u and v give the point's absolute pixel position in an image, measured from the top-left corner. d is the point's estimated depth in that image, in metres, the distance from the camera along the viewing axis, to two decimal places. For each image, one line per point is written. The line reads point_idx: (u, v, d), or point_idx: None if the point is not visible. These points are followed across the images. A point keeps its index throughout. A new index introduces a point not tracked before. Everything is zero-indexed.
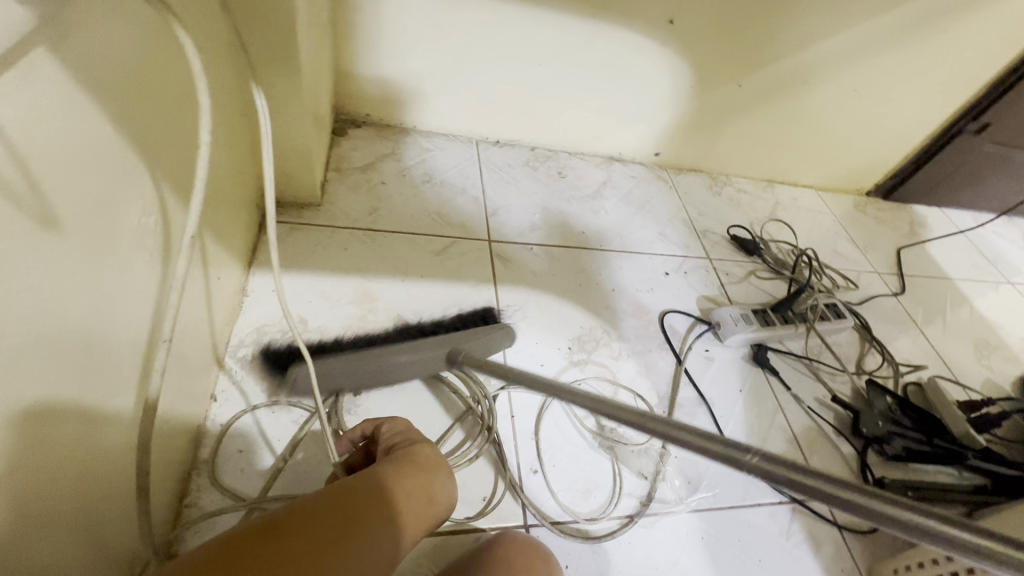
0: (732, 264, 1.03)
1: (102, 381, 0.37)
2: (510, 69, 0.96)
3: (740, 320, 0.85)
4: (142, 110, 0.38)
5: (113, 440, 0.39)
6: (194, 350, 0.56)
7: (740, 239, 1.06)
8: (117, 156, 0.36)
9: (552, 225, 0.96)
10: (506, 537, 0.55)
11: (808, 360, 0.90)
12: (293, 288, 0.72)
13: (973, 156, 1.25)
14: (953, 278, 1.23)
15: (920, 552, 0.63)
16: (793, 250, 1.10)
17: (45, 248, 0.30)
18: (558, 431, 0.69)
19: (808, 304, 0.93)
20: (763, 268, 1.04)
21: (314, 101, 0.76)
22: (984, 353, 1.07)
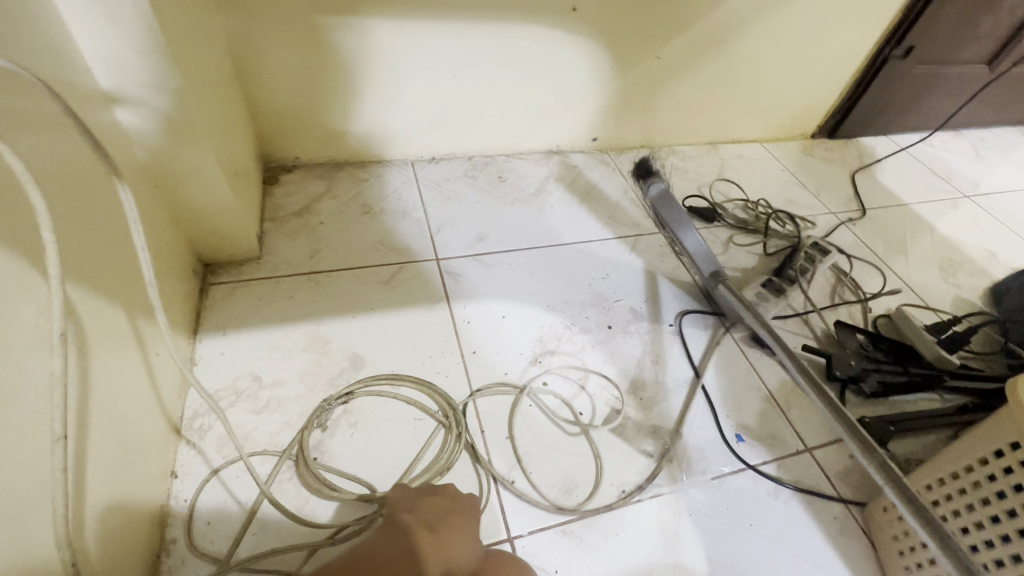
0: (709, 236, 1.03)
1: (31, 490, 0.37)
2: (428, 86, 0.95)
3: (758, 299, 0.86)
4: (17, 213, 0.37)
5: (52, 553, 0.38)
6: (142, 435, 0.55)
7: (699, 211, 1.05)
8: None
9: (525, 236, 0.95)
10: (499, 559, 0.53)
11: (808, 315, 0.91)
12: (241, 348, 0.71)
13: (905, 80, 1.26)
14: (909, 203, 1.23)
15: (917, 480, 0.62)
16: (747, 206, 1.12)
17: None
18: (534, 430, 0.70)
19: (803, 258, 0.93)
20: (736, 232, 1.04)
21: (230, 157, 0.76)
22: (950, 272, 1.07)
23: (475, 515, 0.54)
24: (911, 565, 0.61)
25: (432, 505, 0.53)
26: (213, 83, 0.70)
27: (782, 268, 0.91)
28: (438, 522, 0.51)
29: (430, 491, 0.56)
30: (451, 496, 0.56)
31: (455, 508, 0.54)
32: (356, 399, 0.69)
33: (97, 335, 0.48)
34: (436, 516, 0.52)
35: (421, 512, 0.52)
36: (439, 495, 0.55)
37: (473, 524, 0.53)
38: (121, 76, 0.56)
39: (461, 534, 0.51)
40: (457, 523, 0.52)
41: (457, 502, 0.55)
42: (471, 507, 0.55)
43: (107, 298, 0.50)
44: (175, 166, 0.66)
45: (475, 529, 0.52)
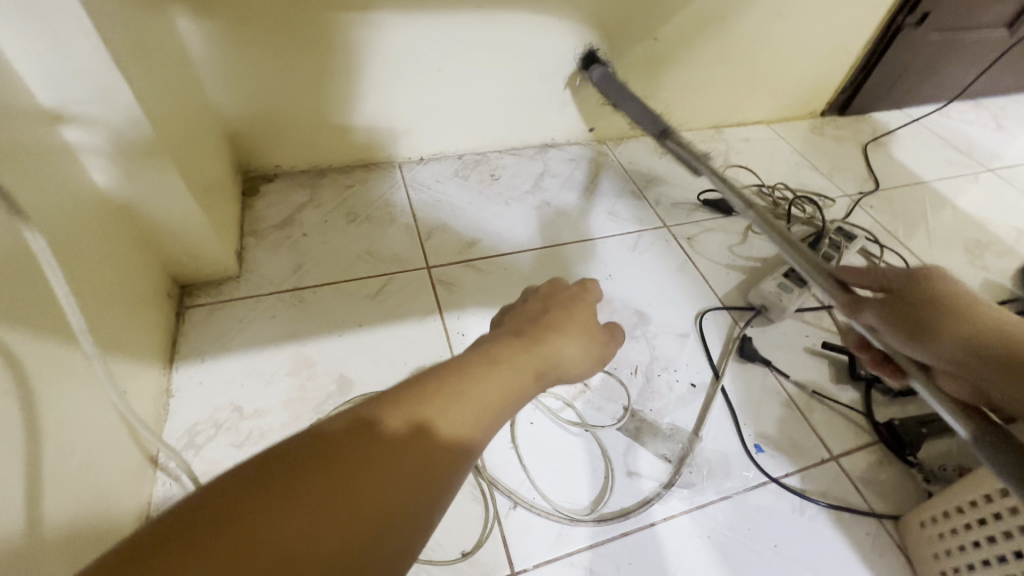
0: (727, 229, 0.96)
1: None
2: (412, 84, 0.90)
3: (781, 292, 0.78)
4: None
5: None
6: (109, 482, 0.51)
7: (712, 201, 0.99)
8: None
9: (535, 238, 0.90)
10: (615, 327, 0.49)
11: (836, 307, 0.84)
12: (220, 375, 0.67)
13: (920, 49, 1.18)
14: (929, 181, 1.16)
15: (933, 505, 0.58)
16: (762, 190, 1.06)
17: None
18: (540, 436, 0.66)
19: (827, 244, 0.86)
20: (756, 222, 0.98)
21: (198, 171, 0.70)
22: (977, 254, 1.00)
23: (583, 303, 0.47)
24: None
25: (527, 311, 0.46)
26: (173, 92, 0.65)
27: None
28: (540, 320, 0.44)
29: (523, 300, 0.49)
30: (547, 294, 0.48)
31: (552, 305, 0.47)
32: None
33: (45, 382, 0.43)
34: (540, 317, 0.44)
35: (514, 320, 0.44)
36: (544, 297, 0.47)
37: (580, 314, 0.46)
38: (62, 93, 0.51)
39: (571, 334, 0.44)
40: (562, 314, 0.45)
41: (552, 296, 0.48)
42: (578, 293, 0.48)
43: (55, 339, 0.45)
44: (137, 185, 0.61)
45: (591, 320, 0.46)
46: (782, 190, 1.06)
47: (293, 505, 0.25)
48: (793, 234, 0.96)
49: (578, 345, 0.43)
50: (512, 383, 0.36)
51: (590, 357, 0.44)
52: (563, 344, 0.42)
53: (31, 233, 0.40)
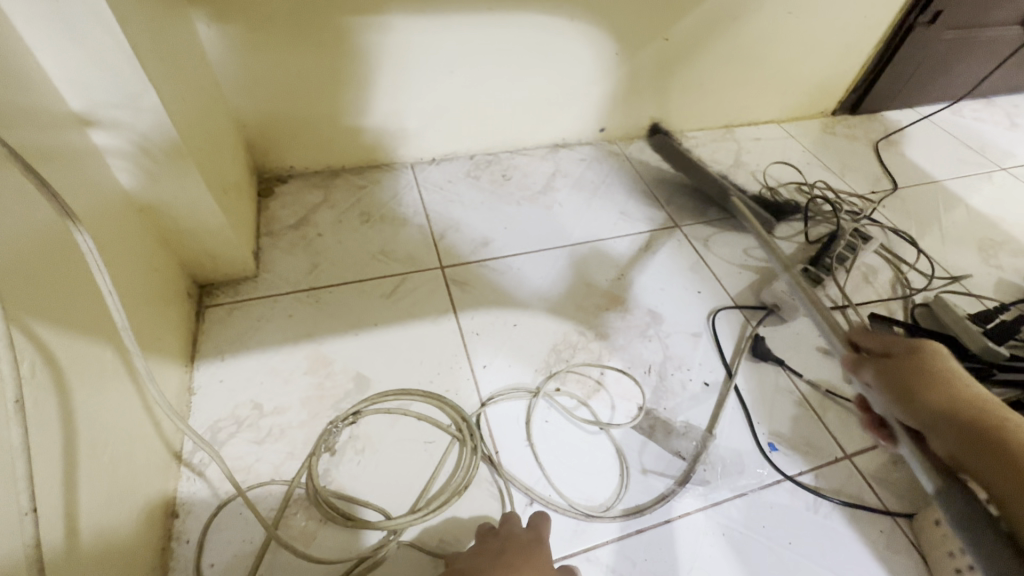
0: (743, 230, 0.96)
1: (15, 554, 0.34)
2: (425, 85, 0.90)
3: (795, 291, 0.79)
4: None
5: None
6: (136, 478, 0.52)
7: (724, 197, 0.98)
8: None
9: (547, 237, 0.91)
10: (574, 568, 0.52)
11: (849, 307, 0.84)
12: (240, 374, 0.68)
13: (932, 47, 1.18)
14: (941, 180, 1.15)
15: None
16: (801, 188, 1.06)
17: None
18: (555, 434, 0.66)
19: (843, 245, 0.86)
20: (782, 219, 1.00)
21: (217, 172, 0.71)
22: (990, 253, 1.00)
23: (541, 546, 0.52)
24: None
25: (488, 551, 0.51)
26: (194, 97, 0.66)
27: (818, 256, 0.84)
28: (498, 560, 0.49)
29: (488, 539, 0.54)
30: (507, 533, 0.53)
31: (510, 547, 0.51)
32: (363, 421, 0.65)
33: (76, 377, 0.44)
34: (509, 561, 0.49)
35: (475, 560, 0.50)
36: (508, 536, 0.53)
37: (539, 557, 0.50)
38: (91, 96, 0.52)
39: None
40: (521, 558, 0.49)
41: (511, 539, 0.52)
42: (533, 536, 0.53)
43: (86, 336, 0.47)
44: (159, 188, 0.62)
45: (546, 564, 0.49)
46: (821, 188, 1.07)
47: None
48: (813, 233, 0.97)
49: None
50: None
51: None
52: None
53: (79, 234, 0.44)
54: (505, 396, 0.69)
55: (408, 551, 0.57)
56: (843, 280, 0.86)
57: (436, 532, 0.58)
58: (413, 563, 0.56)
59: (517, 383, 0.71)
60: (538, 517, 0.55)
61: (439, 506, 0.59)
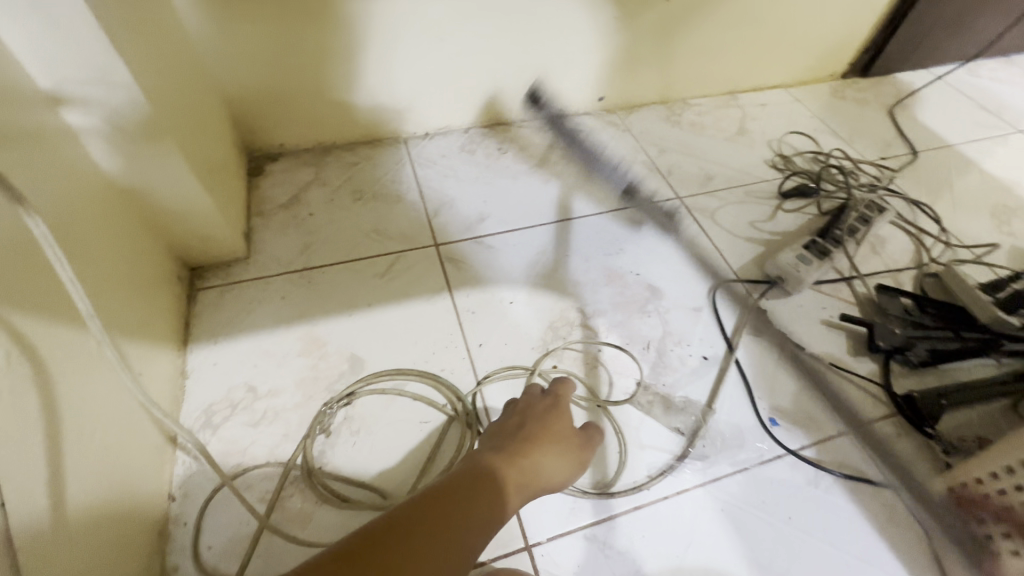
0: (752, 203, 0.93)
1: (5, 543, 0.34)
2: (415, 56, 0.87)
3: (800, 263, 0.78)
4: None
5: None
6: (130, 462, 0.52)
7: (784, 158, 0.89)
8: None
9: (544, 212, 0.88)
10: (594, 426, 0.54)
11: (856, 278, 0.82)
12: (233, 357, 0.67)
13: (949, 3, 1.12)
14: (954, 144, 1.11)
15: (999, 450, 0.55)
16: (817, 157, 1.03)
17: None
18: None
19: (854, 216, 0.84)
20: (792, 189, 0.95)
21: (201, 150, 0.69)
22: (1003, 219, 0.96)
23: (561, 410, 0.53)
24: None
25: (510, 422, 0.52)
26: (173, 72, 0.64)
27: (828, 228, 0.82)
28: (525, 430, 0.50)
29: (508, 407, 0.54)
30: (525, 406, 0.53)
31: (530, 416, 0.52)
32: (357, 401, 0.64)
33: (58, 365, 0.44)
34: (535, 434, 0.49)
35: (498, 432, 0.51)
36: (529, 404, 0.53)
37: (563, 428, 0.51)
38: (58, 73, 0.50)
39: (557, 452, 0.49)
40: (544, 429, 0.50)
41: (530, 410, 0.53)
42: (553, 404, 0.53)
43: (68, 323, 0.46)
44: (140, 169, 0.61)
45: (569, 430, 0.51)
46: (838, 157, 1.03)
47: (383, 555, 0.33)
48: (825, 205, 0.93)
49: (560, 461, 0.48)
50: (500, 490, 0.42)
51: (571, 463, 0.50)
52: (546, 462, 0.48)
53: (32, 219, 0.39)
54: (502, 374, 0.68)
55: None
56: (853, 253, 0.84)
57: None
58: None
59: (516, 360, 0.70)
60: (558, 385, 0.56)
61: (435, 485, 0.58)
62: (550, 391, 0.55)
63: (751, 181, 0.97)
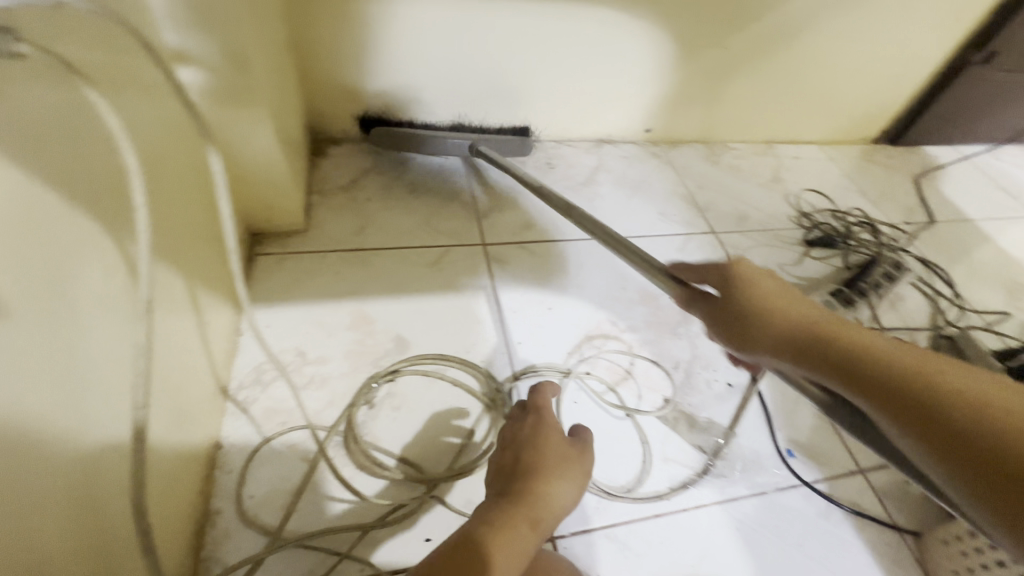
0: (781, 247, 0.98)
1: (107, 451, 0.36)
2: (485, 65, 0.92)
3: None
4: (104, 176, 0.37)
5: (118, 530, 0.37)
6: (192, 403, 0.54)
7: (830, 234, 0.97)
8: (82, 226, 0.34)
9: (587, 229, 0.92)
10: (583, 430, 0.55)
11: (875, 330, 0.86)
12: (286, 321, 0.70)
13: (981, 87, 1.19)
14: (974, 219, 1.16)
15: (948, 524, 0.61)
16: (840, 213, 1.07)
17: (30, 331, 0.29)
18: (582, 414, 0.69)
19: (879, 271, 0.89)
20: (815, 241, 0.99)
21: (283, 121, 0.73)
22: (1016, 295, 1.00)
23: (547, 426, 0.54)
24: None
25: (506, 459, 0.51)
26: (273, 52, 0.68)
27: (854, 279, 0.87)
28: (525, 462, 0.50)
29: (499, 446, 0.54)
30: (513, 436, 0.53)
31: (521, 444, 0.52)
32: (400, 379, 0.67)
33: (158, 300, 0.47)
34: (532, 463, 0.49)
35: (497, 472, 0.51)
36: (518, 433, 0.53)
37: (553, 446, 0.51)
38: (190, 35, 0.54)
39: (562, 473, 0.49)
40: (537, 454, 0.50)
41: (518, 440, 0.53)
42: (536, 425, 0.54)
43: (168, 262, 0.49)
44: (235, 134, 0.65)
45: (562, 445, 0.51)
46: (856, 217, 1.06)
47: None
48: (849, 259, 0.97)
49: (565, 483, 0.49)
50: (520, 537, 0.42)
51: (578, 475, 0.50)
52: (555, 483, 0.48)
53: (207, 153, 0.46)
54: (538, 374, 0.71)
55: (438, 507, 0.59)
56: (874, 306, 0.88)
57: (461, 491, 0.60)
58: (437, 520, 0.58)
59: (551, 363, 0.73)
60: (535, 397, 0.57)
61: (469, 467, 0.61)
62: (529, 411, 0.56)
63: (781, 226, 1.02)
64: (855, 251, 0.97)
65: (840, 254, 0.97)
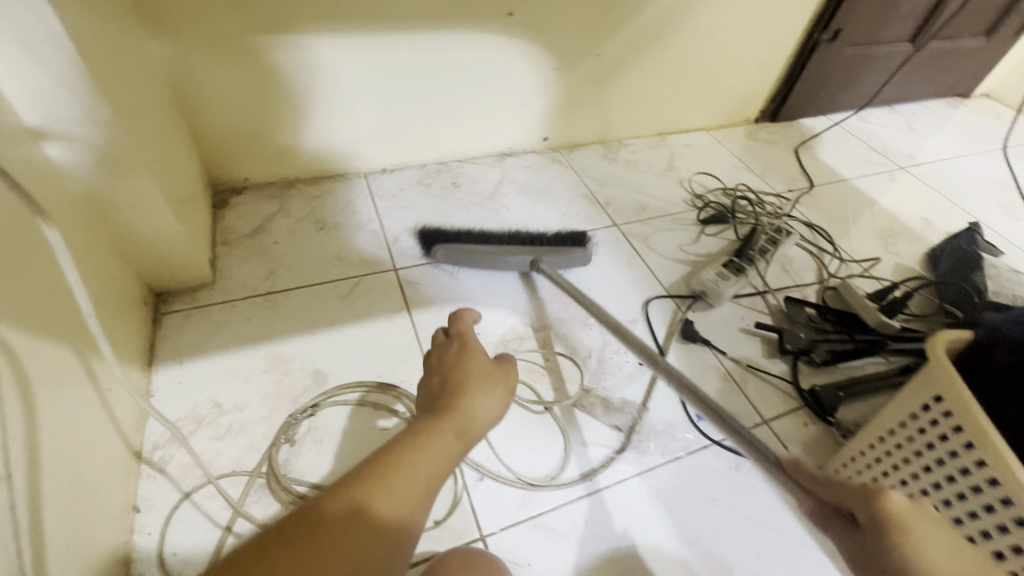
0: (679, 229, 1.05)
1: None
2: (374, 99, 0.96)
3: (718, 279, 0.88)
4: None
5: None
6: (98, 471, 0.54)
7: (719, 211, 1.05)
8: None
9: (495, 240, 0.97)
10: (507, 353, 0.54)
11: (768, 292, 0.94)
12: (198, 375, 0.70)
13: (836, 61, 1.32)
14: (849, 179, 1.28)
15: (870, 432, 0.59)
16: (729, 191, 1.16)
17: None
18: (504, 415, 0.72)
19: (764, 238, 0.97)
20: (709, 219, 1.07)
21: (171, 180, 0.74)
22: (890, 241, 1.12)
23: (471, 349, 0.52)
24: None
25: (432, 382, 0.50)
26: (148, 116, 0.69)
27: (742, 249, 0.95)
28: (451, 380, 0.48)
29: (425, 372, 0.52)
30: (437, 360, 0.52)
31: (443, 366, 0.51)
32: (321, 412, 0.69)
33: (40, 379, 0.47)
34: (456, 382, 0.48)
35: (423, 396, 0.49)
36: (443, 359, 0.52)
37: (475, 367, 0.50)
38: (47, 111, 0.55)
39: (486, 388, 0.48)
40: (459, 374, 0.49)
41: (441, 363, 0.51)
42: (460, 349, 0.52)
43: (48, 338, 0.49)
44: (117, 198, 0.65)
45: (484, 364, 0.50)
46: (744, 191, 1.16)
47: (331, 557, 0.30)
48: (741, 231, 1.06)
49: (486, 398, 0.47)
50: (445, 442, 0.40)
51: (503, 391, 0.49)
52: (477, 398, 0.46)
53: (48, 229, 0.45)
54: None
55: None
56: (764, 271, 0.96)
57: None
58: None
59: None
60: (457, 325, 0.56)
61: None
62: (453, 335, 0.55)
63: (677, 210, 1.10)
64: (744, 223, 1.05)
65: (732, 228, 1.06)
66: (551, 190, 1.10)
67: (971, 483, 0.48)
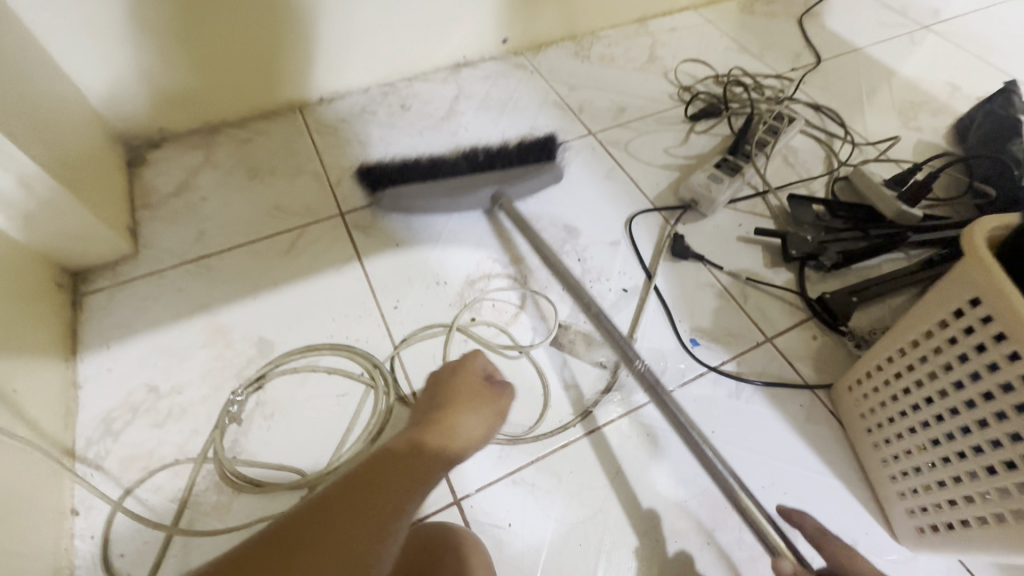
0: (665, 130, 0.92)
1: None
2: (294, 16, 0.80)
3: (711, 183, 0.77)
4: None
5: None
6: (16, 486, 0.48)
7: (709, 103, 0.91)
8: None
9: None
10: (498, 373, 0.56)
11: (769, 192, 0.82)
12: (129, 359, 0.63)
13: None
14: (862, 47, 1.11)
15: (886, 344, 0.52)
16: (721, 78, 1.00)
17: None
18: None
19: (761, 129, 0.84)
20: (699, 114, 0.93)
21: (58, 144, 0.61)
22: (910, 116, 0.97)
23: (466, 370, 0.53)
24: (885, 462, 0.55)
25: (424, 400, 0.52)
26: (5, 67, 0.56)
27: (738, 144, 0.82)
28: (439, 396, 0.51)
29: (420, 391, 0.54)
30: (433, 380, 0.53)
31: (437, 386, 0.52)
32: (269, 384, 0.62)
33: None
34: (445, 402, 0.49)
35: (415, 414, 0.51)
36: (437, 379, 0.53)
37: (471, 389, 0.51)
38: None
39: (474, 407, 0.50)
40: (451, 395, 0.50)
41: (436, 383, 0.53)
42: (451, 372, 0.53)
43: None
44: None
45: (475, 385, 0.51)
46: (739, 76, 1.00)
47: (318, 552, 0.33)
48: (736, 124, 0.92)
49: (474, 419, 0.49)
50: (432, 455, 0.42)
51: (489, 414, 0.50)
52: (462, 420, 0.48)
53: None
54: (424, 334, 0.66)
55: None
56: (764, 167, 0.84)
57: None
58: None
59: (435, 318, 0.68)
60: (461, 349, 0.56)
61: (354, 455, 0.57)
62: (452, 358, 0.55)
63: (662, 108, 0.95)
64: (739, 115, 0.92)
65: (725, 121, 0.93)
66: (515, 102, 0.95)
67: (1010, 403, 0.39)
